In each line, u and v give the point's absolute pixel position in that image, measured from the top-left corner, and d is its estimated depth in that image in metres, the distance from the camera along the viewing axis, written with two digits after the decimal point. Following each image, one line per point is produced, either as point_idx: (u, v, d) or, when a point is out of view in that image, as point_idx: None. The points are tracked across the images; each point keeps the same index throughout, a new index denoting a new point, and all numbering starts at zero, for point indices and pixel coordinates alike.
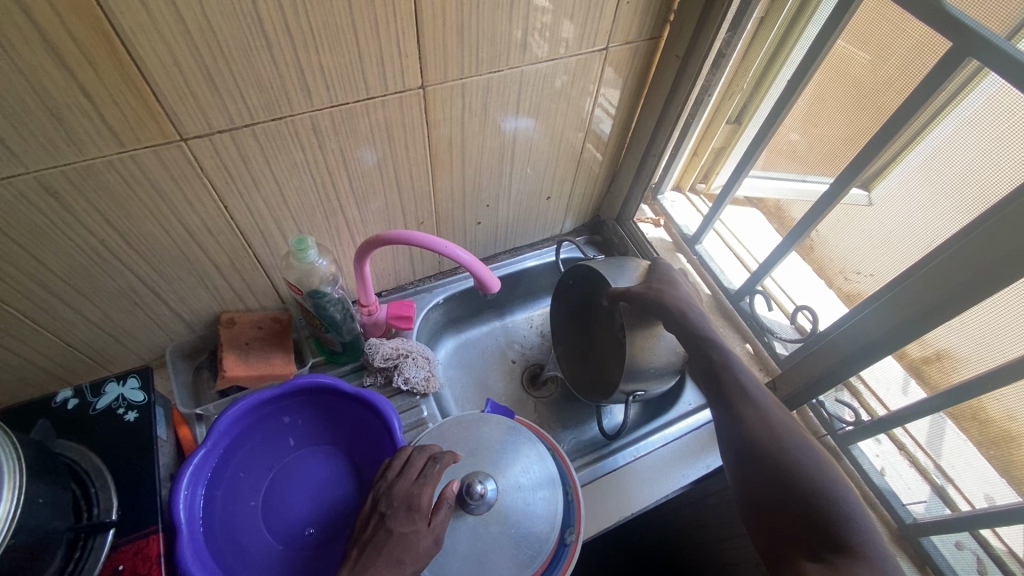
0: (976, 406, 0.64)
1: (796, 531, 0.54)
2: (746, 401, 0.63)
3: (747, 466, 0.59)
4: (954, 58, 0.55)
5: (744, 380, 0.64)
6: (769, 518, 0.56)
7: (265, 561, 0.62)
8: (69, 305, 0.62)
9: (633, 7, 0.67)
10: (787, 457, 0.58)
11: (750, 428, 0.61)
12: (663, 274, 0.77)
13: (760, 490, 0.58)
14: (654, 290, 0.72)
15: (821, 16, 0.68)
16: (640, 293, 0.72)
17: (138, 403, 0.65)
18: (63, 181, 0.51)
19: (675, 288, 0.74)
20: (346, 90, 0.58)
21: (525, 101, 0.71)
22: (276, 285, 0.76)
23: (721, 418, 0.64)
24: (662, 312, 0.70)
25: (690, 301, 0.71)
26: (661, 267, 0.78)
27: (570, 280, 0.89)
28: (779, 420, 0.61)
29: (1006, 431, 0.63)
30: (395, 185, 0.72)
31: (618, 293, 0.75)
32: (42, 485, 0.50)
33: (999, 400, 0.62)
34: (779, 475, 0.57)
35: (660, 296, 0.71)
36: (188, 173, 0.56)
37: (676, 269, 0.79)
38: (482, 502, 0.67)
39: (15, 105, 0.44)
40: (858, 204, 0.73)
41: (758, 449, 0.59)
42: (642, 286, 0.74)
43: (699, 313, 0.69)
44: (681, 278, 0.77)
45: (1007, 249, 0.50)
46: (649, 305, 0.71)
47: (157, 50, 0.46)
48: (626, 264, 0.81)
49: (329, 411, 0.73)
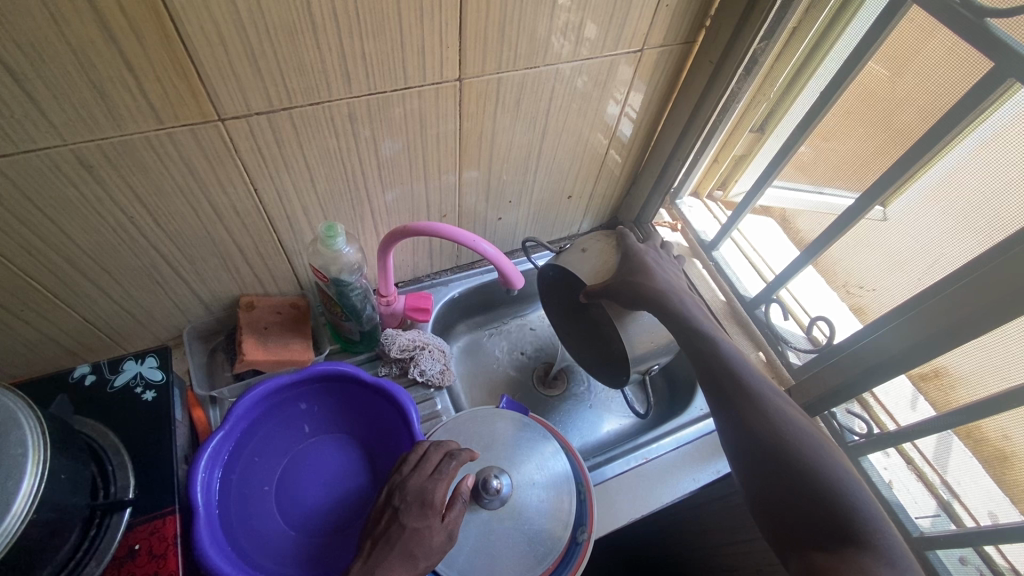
0: (974, 427, 0.66)
1: (807, 526, 0.53)
2: (755, 399, 0.61)
3: (749, 460, 0.59)
4: (989, 82, 0.55)
5: (754, 382, 0.63)
6: (774, 513, 0.56)
7: (277, 546, 0.62)
8: (92, 281, 0.61)
9: (670, 11, 0.67)
10: (795, 445, 0.57)
11: (757, 423, 0.60)
12: (638, 264, 0.73)
13: (766, 484, 0.57)
14: (627, 278, 0.71)
15: (858, 25, 0.67)
16: (618, 288, 0.70)
17: (156, 381, 0.64)
18: (99, 155, 0.50)
19: (648, 277, 0.71)
20: (384, 79, 0.57)
21: (556, 101, 0.71)
22: (297, 270, 0.76)
23: (722, 418, 0.63)
24: (649, 298, 0.68)
25: (681, 290, 0.71)
26: (635, 253, 0.75)
27: (548, 274, 0.83)
28: (772, 408, 0.61)
29: (1001, 450, 0.65)
30: (423, 175, 0.72)
31: (596, 291, 0.73)
32: (64, 461, 0.50)
33: (997, 421, 0.63)
34: (786, 468, 0.56)
35: (640, 288, 0.69)
36: (222, 153, 0.56)
37: (641, 245, 0.78)
38: (496, 497, 0.68)
39: (58, 74, 0.44)
40: (875, 220, 0.73)
41: (766, 443, 0.58)
42: (618, 278, 0.72)
43: (689, 302, 0.70)
44: (658, 261, 0.76)
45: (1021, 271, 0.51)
46: (631, 298, 0.69)
47: (204, 27, 0.45)
48: (600, 252, 0.79)
49: (346, 399, 0.73)
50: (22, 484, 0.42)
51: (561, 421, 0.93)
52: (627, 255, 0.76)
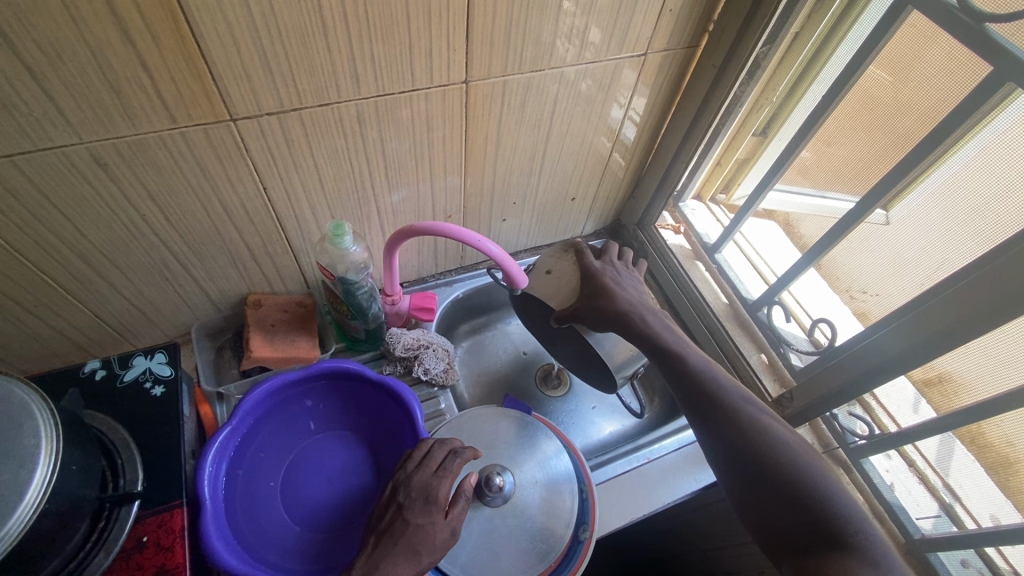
0: (977, 431, 0.66)
1: (795, 532, 0.54)
2: (731, 412, 0.62)
3: (731, 467, 0.59)
4: (989, 86, 0.56)
5: (730, 394, 0.63)
6: (766, 520, 0.56)
7: (283, 542, 0.63)
8: (103, 278, 0.63)
9: (674, 16, 0.68)
10: (777, 454, 0.58)
11: (734, 434, 0.60)
12: (599, 287, 0.70)
13: (753, 493, 0.57)
14: (591, 304, 0.70)
15: (860, 30, 0.68)
16: (585, 313, 0.70)
17: (165, 377, 0.65)
18: (113, 154, 0.51)
19: (612, 300, 0.69)
20: (392, 81, 0.58)
21: (561, 104, 0.72)
22: (304, 269, 0.77)
23: (701, 431, 0.63)
24: (616, 326, 0.69)
25: (645, 305, 0.70)
26: (593, 273, 0.72)
27: None
28: (749, 418, 0.61)
29: (1004, 456, 0.65)
30: (428, 175, 0.73)
31: (565, 317, 0.71)
32: (76, 453, 0.51)
33: (1000, 426, 0.64)
34: (769, 475, 0.57)
35: (604, 310, 0.69)
36: (232, 153, 0.57)
37: (599, 263, 0.74)
38: (498, 494, 0.69)
39: (76, 75, 0.45)
40: (877, 223, 0.73)
41: (745, 453, 0.59)
42: (584, 300, 0.71)
43: (657, 318, 0.69)
44: (618, 278, 0.72)
45: (1018, 274, 0.51)
46: (598, 321, 0.70)
47: (219, 28, 0.47)
48: (563, 274, 0.75)
49: (351, 397, 0.74)
50: (35, 473, 0.43)
51: (563, 421, 0.94)
52: (587, 277, 0.72)
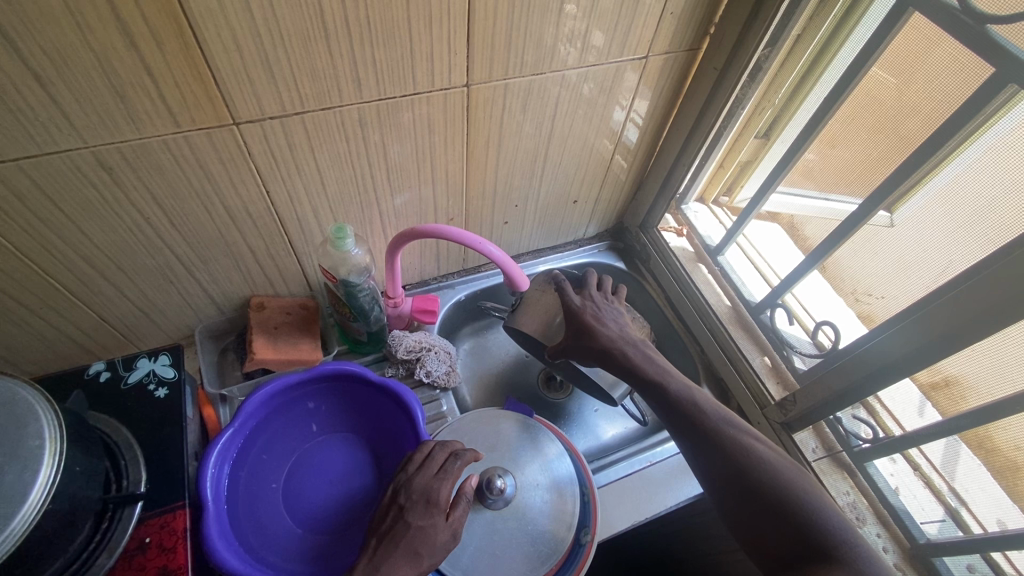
0: (984, 434, 0.65)
1: (784, 544, 0.54)
2: (716, 426, 0.61)
3: (719, 477, 0.59)
4: (992, 86, 0.55)
5: (711, 408, 0.63)
6: (755, 529, 0.56)
7: (285, 544, 0.63)
8: (108, 280, 0.63)
9: (674, 19, 0.68)
10: (765, 465, 0.58)
11: (720, 453, 0.60)
12: (581, 325, 0.71)
13: (739, 516, 0.57)
14: (575, 342, 0.71)
15: (861, 32, 0.67)
16: (570, 349, 0.72)
17: (168, 379, 0.66)
18: (117, 157, 0.52)
19: (593, 337, 0.70)
20: (393, 84, 0.59)
21: (562, 107, 0.73)
22: (307, 271, 0.77)
23: (685, 449, 0.63)
24: (601, 362, 0.70)
25: (627, 339, 0.70)
26: (574, 309, 0.72)
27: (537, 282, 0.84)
28: (732, 440, 0.60)
29: (1011, 460, 0.64)
30: (430, 178, 0.73)
31: (556, 353, 0.74)
32: (79, 454, 0.51)
33: (1006, 430, 0.63)
34: (757, 488, 0.57)
35: (587, 347, 0.70)
36: (235, 156, 0.57)
37: (580, 299, 0.73)
38: (500, 497, 0.68)
39: (81, 79, 0.45)
40: (881, 225, 0.73)
41: (732, 470, 0.58)
42: (570, 337, 0.72)
43: (639, 350, 0.69)
44: (601, 312, 0.72)
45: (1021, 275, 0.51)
46: (585, 356, 0.71)
47: (221, 34, 0.47)
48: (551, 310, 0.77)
49: (353, 399, 0.74)
50: (39, 473, 0.43)
51: (565, 424, 0.94)
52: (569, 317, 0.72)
